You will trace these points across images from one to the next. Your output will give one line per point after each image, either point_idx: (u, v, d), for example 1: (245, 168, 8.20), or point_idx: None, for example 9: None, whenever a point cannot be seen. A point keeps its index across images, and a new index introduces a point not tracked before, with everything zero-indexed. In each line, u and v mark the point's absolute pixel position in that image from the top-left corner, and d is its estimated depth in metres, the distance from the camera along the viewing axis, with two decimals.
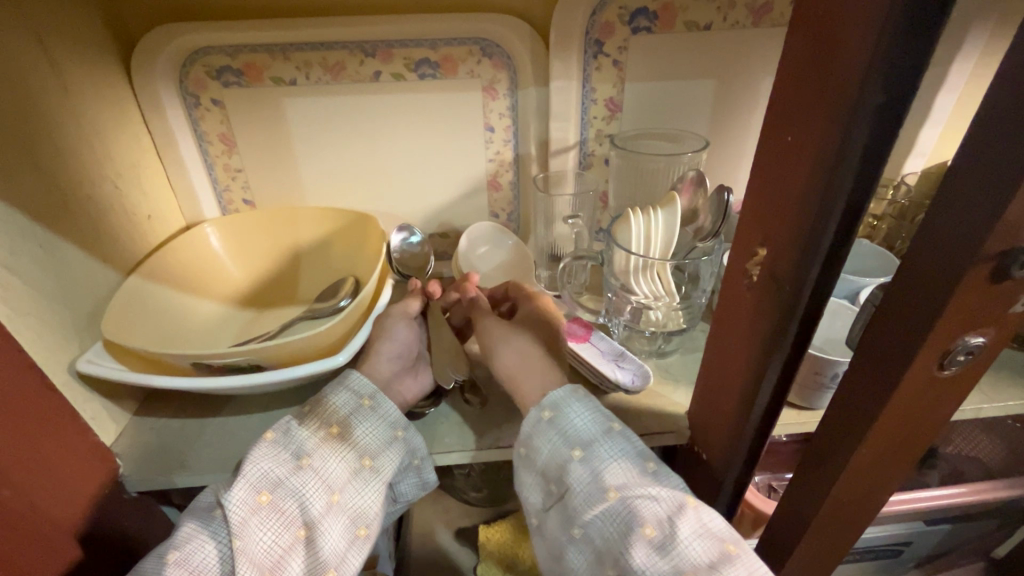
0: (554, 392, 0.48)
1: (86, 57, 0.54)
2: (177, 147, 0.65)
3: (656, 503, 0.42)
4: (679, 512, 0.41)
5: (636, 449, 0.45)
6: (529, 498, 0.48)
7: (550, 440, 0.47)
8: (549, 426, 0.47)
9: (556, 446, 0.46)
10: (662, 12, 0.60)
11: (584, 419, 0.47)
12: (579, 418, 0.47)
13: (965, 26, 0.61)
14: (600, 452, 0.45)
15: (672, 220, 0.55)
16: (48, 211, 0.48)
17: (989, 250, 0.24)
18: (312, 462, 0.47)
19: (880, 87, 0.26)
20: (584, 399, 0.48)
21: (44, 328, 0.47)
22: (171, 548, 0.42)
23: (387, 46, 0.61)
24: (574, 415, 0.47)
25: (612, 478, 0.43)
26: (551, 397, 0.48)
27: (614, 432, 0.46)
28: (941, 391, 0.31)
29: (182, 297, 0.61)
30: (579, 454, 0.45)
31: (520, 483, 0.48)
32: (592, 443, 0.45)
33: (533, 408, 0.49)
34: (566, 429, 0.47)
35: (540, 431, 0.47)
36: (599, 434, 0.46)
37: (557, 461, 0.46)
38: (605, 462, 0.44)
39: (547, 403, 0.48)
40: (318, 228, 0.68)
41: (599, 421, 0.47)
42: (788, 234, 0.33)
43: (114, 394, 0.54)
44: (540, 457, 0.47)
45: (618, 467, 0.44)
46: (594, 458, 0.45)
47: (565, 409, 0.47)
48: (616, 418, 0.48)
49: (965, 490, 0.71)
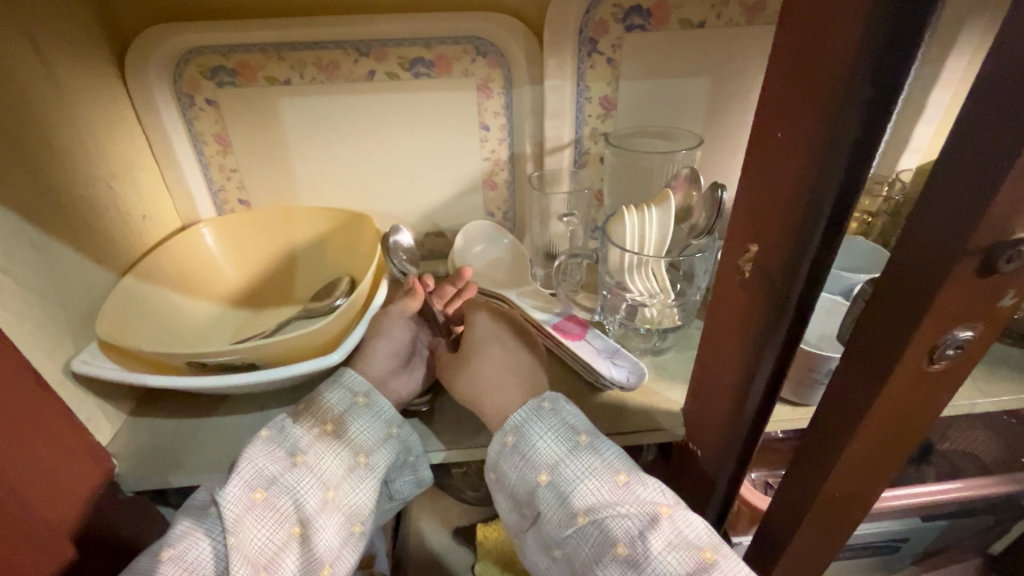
0: (514, 416, 0.47)
1: (80, 58, 0.54)
2: (172, 147, 0.65)
3: (627, 520, 0.42)
4: (651, 527, 0.41)
5: (605, 463, 0.44)
6: (508, 521, 0.49)
7: (515, 465, 0.46)
8: (514, 451, 0.47)
9: (522, 471, 0.46)
10: (656, 10, 0.60)
11: (547, 441, 0.46)
12: (542, 440, 0.46)
13: (958, 23, 0.61)
14: (567, 474, 0.44)
15: (667, 217, 0.55)
16: (42, 211, 0.48)
17: (976, 244, 0.24)
18: (307, 458, 0.47)
19: (867, 82, 0.26)
20: (547, 415, 0.47)
21: (39, 328, 0.47)
22: (165, 546, 0.42)
23: (381, 45, 0.61)
24: (536, 437, 0.46)
25: (579, 501, 0.43)
26: (512, 421, 0.47)
27: (581, 447, 0.45)
28: (931, 386, 0.31)
29: (177, 297, 0.61)
30: (545, 478, 0.45)
31: (497, 506, 0.49)
32: (558, 465, 0.45)
33: (496, 434, 0.48)
34: (530, 454, 0.46)
35: (506, 457, 0.47)
36: (565, 454, 0.45)
37: (525, 485, 0.46)
38: (572, 485, 0.44)
39: (510, 426, 0.48)
40: (314, 227, 0.68)
41: (564, 438, 0.46)
42: (778, 229, 0.33)
43: (109, 394, 0.54)
44: (510, 482, 0.47)
45: (587, 489, 0.43)
46: (560, 482, 0.44)
47: (526, 433, 0.47)
48: (584, 429, 0.46)
49: (962, 486, 0.71)
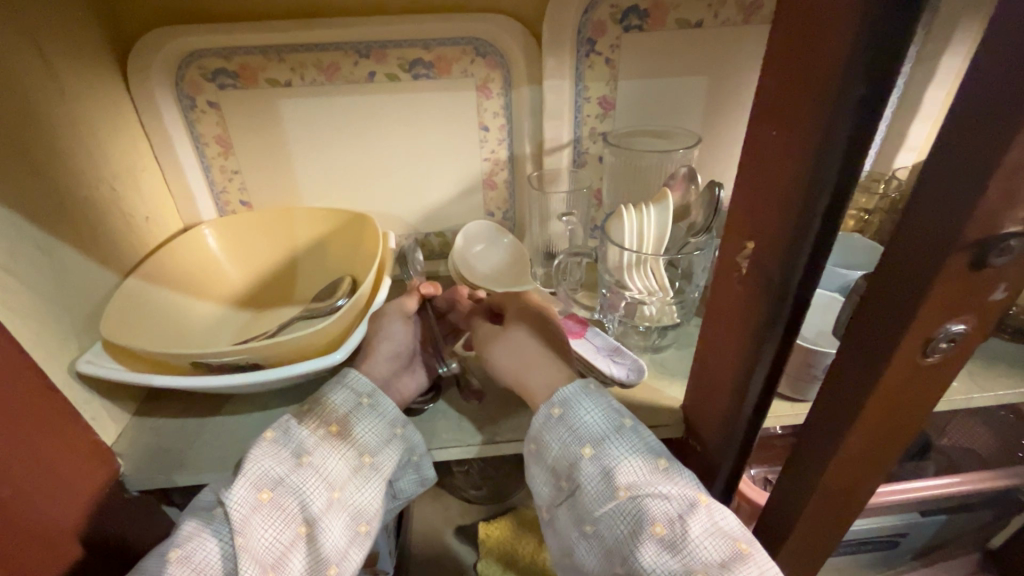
0: (563, 389, 0.49)
1: (83, 62, 0.55)
2: (174, 149, 0.65)
3: (667, 501, 0.42)
4: (690, 511, 0.41)
5: (646, 445, 0.45)
6: (541, 495, 0.49)
7: (560, 436, 0.47)
8: (560, 423, 0.48)
9: (567, 442, 0.47)
10: (653, 10, 0.61)
11: (595, 416, 0.47)
12: (589, 415, 0.47)
13: (952, 22, 0.62)
14: (611, 450, 0.45)
15: (665, 216, 0.57)
16: (47, 213, 0.49)
17: (966, 239, 0.25)
18: (313, 459, 0.47)
19: (859, 81, 0.26)
20: (595, 395, 0.49)
21: (44, 329, 0.47)
22: (172, 547, 0.42)
23: (381, 47, 0.62)
24: (584, 411, 0.47)
25: (622, 477, 0.43)
26: (561, 394, 0.49)
27: (625, 428, 0.46)
28: (926, 379, 0.32)
29: (180, 298, 0.61)
30: (590, 451, 0.45)
31: (533, 480, 0.50)
32: (603, 441, 0.46)
33: (541, 406, 0.49)
34: (576, 427, 0.47)
35: (550, 428, 0.48)
36: (610, 432, 0.46)
37: (568, 457, 0.46)
38: (616, 460, 0.44)
39: (556, 399, 0.49)
40: (315, 228, 0.68)
41: (609, 418, 0.47)
42: (776, 226, 0.33)
43: (114, 395, 0.54)
44: (551, 453, 0.48)
45: (629, 466, 0.44)
46: (604, 457, 0.45)
47: (574, 406, 0.48)
48: (627, 413, 0.48)
49: (960, 480, 0.71)
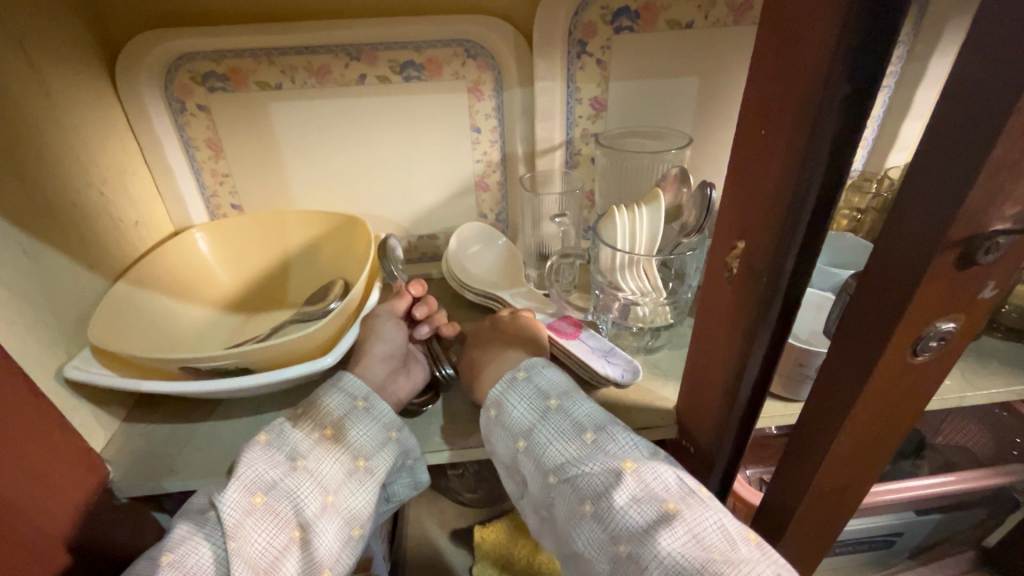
0: (492, 390, 0.50)
1: (70, 65, 0.55)
2: (164, 153, 0.65)
3: (593, 478, 0.42)
4: (614, 482, 0.41)
5: (572, 423, 0.46)
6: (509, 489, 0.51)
7: (499, 436, 0.49)
8: (496, 423, 0.49)
9: (504, 440, 0.48)
10: (643, 12, 0.61)
11: (522, 409, 0.48)
12: (517, 407, 0.48)
13: (941, 22, 0.63)
14: (539, 437, 0.46)
15: (656, 217, 0.56)
16: (32, 218, 0.48)
17: (954, 237, 0.25)
18: (307, 463, 0.47)
19: (844, 79, 0.26)
20: (521, 385, 0.49)
21: (30, 336, 0.47)
22: (165, 551, 0.42)
23: (372, 49, 0.62)
24: (512, 407, 0.48)
25: (550, 462, 0.45)
26: (491, 396, 0.50)
27: (552, 410, 0.47)
28: (915, 377, 0.32)
29: (170, 303, 0.61)
30: (522, 444, 0.47)
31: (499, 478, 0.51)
32: (531, 430, 0.47)
33: (480, 410, 0.50)
34: (508, 423, 0.48)
35: (492, 430, 0.49)
36: (536, 420, 0.47)
37: (509, 454, 0.48)
38: (544, 447, 0.46)
39: (490, 401, 0.50)
40: (307, 231, 0.68)
41: (535, 405, 0.48)
42: (766, 227, 0.33)
43: (103, 401, 0.53)
44: (497, 453, 0.49)
45: (556, 449, 0.45)
46: (534, 445, 0.46)
47: (504, 404, 0.49)
48: (555, 394, 0.48)
49: (955, 479, 0.71)
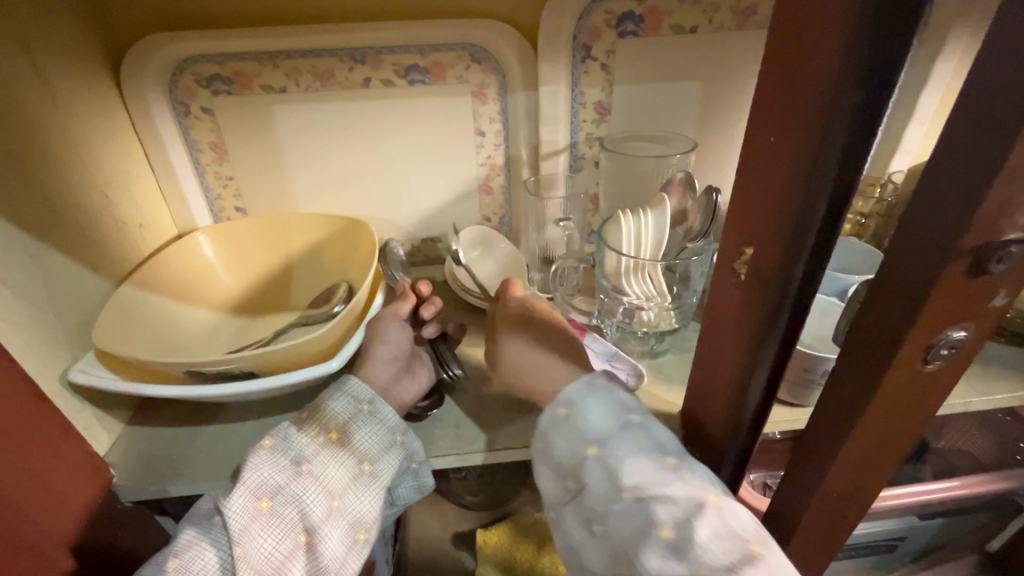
0: (569, 388, 0.49)
1: (75, 68, 0.54)
2: (168, 155, 0.65)
3: (673, 504, 0.39)
4: (698, 512, 0.39)
5: (653, 444, 0.44)
6: (547, 496, 0.47)
7: (566, 435, 0.46)
8: (565, 422, 0.47)
9: (573, 442, 0.46)
10: (648, 16, 0.61)
11: (601, 415, 0.46)
12: (594, 413, 0.46)
13: (945, 27, 0.63)
14: (616, 449, 0.43)
15: (662, 221, 0.56)
16: (38, 221, 0.48)
17: (966, 245, 0.25)
18: (312, 467, 0.46)
19: (855, 88, 0.26)
20: (601, 392, 0.48)
21: (34, 339, 0.47)
22: (171, 556, 0.42)
23: (376, 53, 0.62)
24: (589, 411, 0.47)
25: (627, 476, 0.41)
26: (567, 393, 0.48)
27: (631, 424, 0.45)
28: (927, 385, 0.32)
29: (174, 306, 0.61)
30: (594, 451, 0.44)
31: (539, 481, 0.48)
32: (607, 439, 0.44)
33: (548, 406, 0.49)
34: (581, 426, 0.46)
35: (558, 428, 0.47)
36: (614, 430, 0.45)
37: (574, 459, 0.45)
38: (621, 460, 0.43)
39: (562, 398, 0.49)
40: (311, 234, 0.68)
41: (616, 415, 0.46)
42: (775, 234, 0.33)
43: (107, 404, 0.53)
44: (558, 454, 0.46)
45: (634, 465, 0.42)
46: (609, 455, 0.43)
47: (579, 405, 0.47)
48: (635, 410, 0.47)
49: (959, 484, 0.71)
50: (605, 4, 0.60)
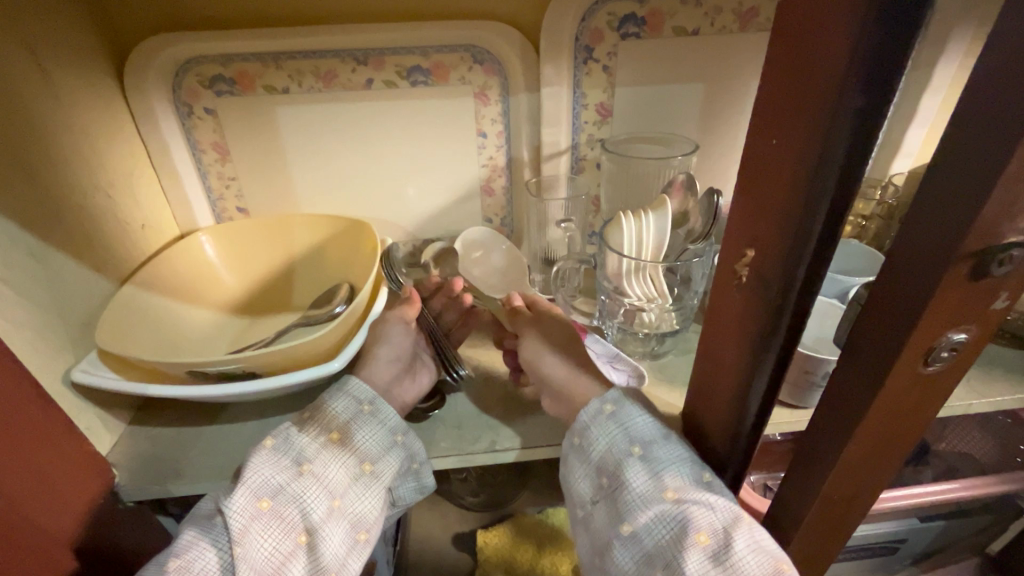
0: (616, 389, 0.49)
1: (78, 68, 0.55)
2: (171, 155, 0.65)
3: (713, 512, 0.41)
4: (735, 524, 0.41)
5: (694, 453, 0.45)
6: (577, 492, 0.48)
7: (610, 433, 0.47)
8: (609, 420, 0.48)
9: (616, 441, 0.47)
10: (650, 18, 0.61)
11: (646, 419, 0.47)
12: (641, 417, 0.47)
13: (946, 30, 0.63)
14: (661, 452, 0.44)
15: (663, 223, 0.56)
16: (41, 221, 0.48)
17: (968, 248, 0.25)
18: (313, 468, 0.47)
19: (858, 92, 0.27)
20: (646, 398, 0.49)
21: (37, 338, 0.47)
22: (171, 557, 0.42)
23: (379, 54, 0.62)
24: (634, 413, 0.47)
25: (671, 479, 0.43)
26: (614, 393, 0.49)
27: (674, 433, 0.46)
28: (928, 387, 0.32)
29: (176, 306, 0.61)
30: (639, 451, 0.45)
31: (570, 476, 0.49)
32: (652, 442, 0.45)
33: (594, 400, 0.49)
34: (627, 426, 0.47)
35: (601, 426, 0.48)
36: (659, 434, 0.46)
37: (615, 457, 0.46)
38: (665, 463, 0.44)
39: (609, 397, 0.49)
40: (313, 234, 0.68)
41: (660, 421, 0.47)
42: (777, 237, 0.33)
43: (109, 404, 0.53)
44: (598, 452, 0.47)
45: (678, 470, 0.43)
46: (654, 457, 0.44)
47: (626, 407, 0.48)
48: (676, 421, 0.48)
49: (960, 486, 0.71)
50: (607, 6, 0.60)
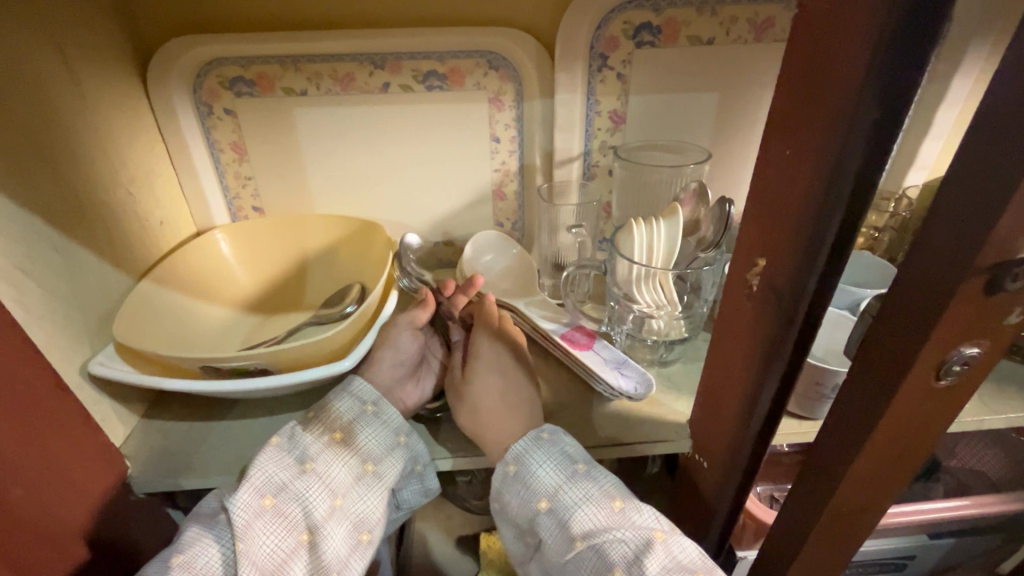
0: (515, 445, 0.49)
1: (104, 68, 0.56)
2: (189, 154, 0.66)
3: (624, 544, 0.43)
4: (647, 549, 0.43)
5: (601, 489, 0.46)
6: (511, 549, 0.50)
7: (517, 493, 0.48)
8: (515, 479, 0.48)
9: (524, 498, 0.47)
10: (665, 27, 0.62)
11: (549, 469, 0.47)
12: (544, 467, 0.47)
13: (964, 43, 0.62)
14: (565, 501, 0.46)
15: (674, 231, 0.56)
16: (65, 217, 0.50)
17: (983, 262, 0.25)
18: (316, 466, 0.47)
19: (873, 105, 0.27)
20: (547, 445, 0.48)
21: (58, 331, 0.48)
22: (175, 552, 0.42)
23: (396, 58, 0.63)
24: (536, 465, 0.48)
25: (578, 527, 0.44)
26: (513, 450, 0.49)
27: (580, 474, 0.47)
28: (937, 402, 0.32)
29: (190, 303, 0.62)
30: (546, 505, 0.46)
31: (503, 536, 0.50)
32: (557, 492, 0.46)
33: (499, 463, 0.49)
34: (531, 482, 0.47)
35: (510, 486, 0.48)
36: (563, 481, 0.46)
37: (528, 514, 0.47)
38: (570, 511, 0.45)
39: (511, 455, 0.49)
40: (326, 235, 0.69)
41: (563, 465, 0.47)
42: (789, 246, 0.33)
43: (124, 397, 0.54)
44: (514, 511, 0.48)
45: (585, 515, 0.45)
46: (560, 508, 0.46)
47: (527, 462, 0.48)
48: (581, 457, 0.48)
49: (972, 503, 0.70)
50: (623, 14, 0.61)
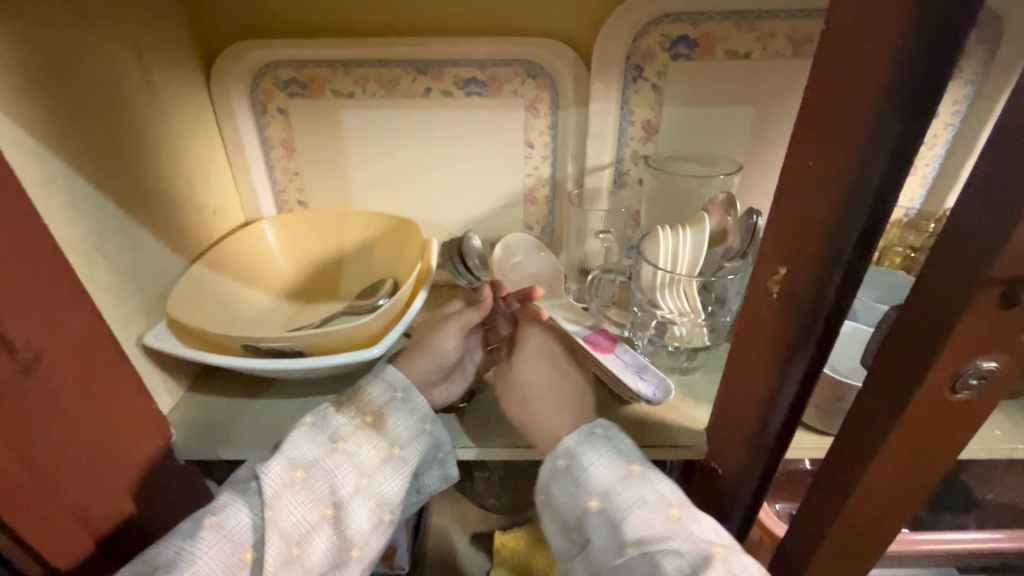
0: (568, 438, 0.49)
1: (173, 68, 0.61)
2: (243, 149, 0.71)
3: (680, 557, 0.41)
4: (705, 565, 0.40)
5: (656, 494, 0.44)
6: (554, 546, 0.49)
7: (568, 488, 0.47)
8: (565, 474, 0.47)
9: (574, 494, 0.46)
10: (702, 41, 0.63)
11: (603, 466, 0.46)
12: (597, 464, 0.47)
13: (1012, 63, 0.61)
14: (618, 502, 0.44)
15: (699, 239, 0.57)
16: (131, 202, 0.54)
17: (997, 275, 0.25)
18: (346, 446, 0.50)
19: (896, 117, 0.28)
20: (601, 442, 0.48)
21: (118, 304, 0.52)
22: (208, 513, 0.45)
23: (438, 65, 0.66)
24: (589, 462, 0.47)
25: (631, 531, 0.43)
26: (565, 444, 0.48)
27: (634, 476, 0.46)
28: (956, 415, 0.32)
29: (235, 288, 0.66)
30: (598, 504, 0.45)
31: (545, 531, 0.49)
32: (610, 492, 0.45)
33: (548, 456, 0.49)
34: (581, 478, 0.46)
35: (559, 480, 0.48)
36: (616, 481, 0.45)
37: (576, 511, 0.46)
38: (622, 513, 0.44)
39: (562, 449, 0.49)
40: (364, 230, 0.72)
41: (618, 465, 0.46)
42: (808, 256, 0.34)
43: (171, 370, 0.58)
44: (562, 505, 0.47)
45: (638, 520, 0.43)
46: (612, 509, 0.44)
47: (579, 456, 0.47)
48: (637, 460, 0.47)
49: (1006, 537, 0.67)
50: (660, 27, 0.62)
